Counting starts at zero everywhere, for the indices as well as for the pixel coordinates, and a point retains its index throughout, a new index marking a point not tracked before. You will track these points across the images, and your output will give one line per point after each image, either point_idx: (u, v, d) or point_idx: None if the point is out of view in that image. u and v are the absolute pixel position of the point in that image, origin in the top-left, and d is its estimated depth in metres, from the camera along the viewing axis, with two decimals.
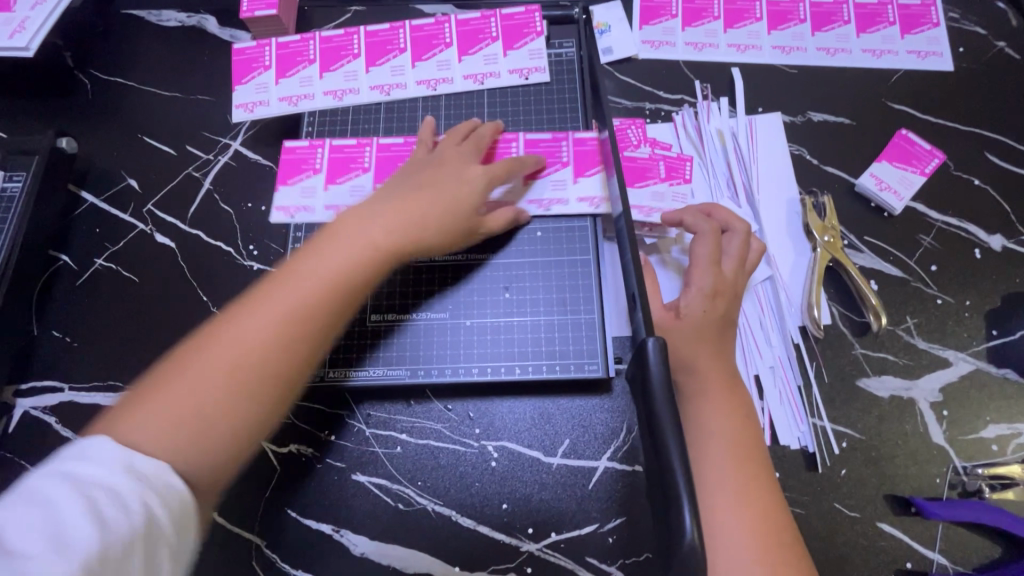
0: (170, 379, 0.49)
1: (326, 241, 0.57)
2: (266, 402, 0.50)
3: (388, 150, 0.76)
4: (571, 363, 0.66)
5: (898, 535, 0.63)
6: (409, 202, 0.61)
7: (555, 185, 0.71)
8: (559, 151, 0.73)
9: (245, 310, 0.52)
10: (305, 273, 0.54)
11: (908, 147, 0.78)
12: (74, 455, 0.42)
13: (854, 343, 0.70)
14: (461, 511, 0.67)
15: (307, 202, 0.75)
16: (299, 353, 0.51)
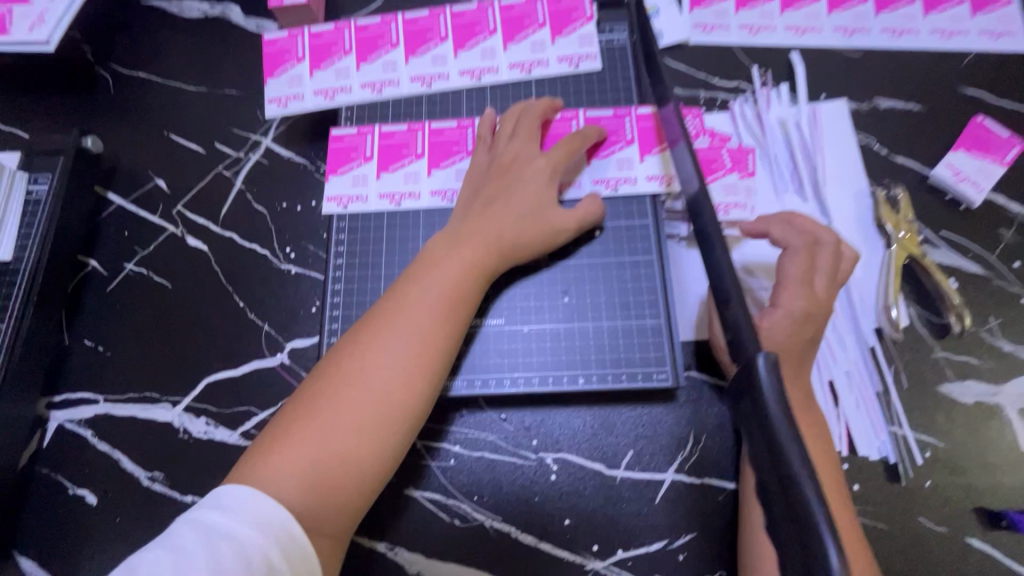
0: (303, 424, 0.54)
1: (419, 276, 0.60)
2: (395, 427, 0.56)
3: (441, 135, 0.74)
4: (638, 371, 0.62)
5: (989, 550, 0.59)
6: (485, 219, 0.63)
7: (620, 163, 0.69)
8: (622, 128, 0.70)
9: (365, 353, 0.56)
10: (406, 308, 0.58)
11: (986, 134, 0.73)
12: (210, 504, 0.49)
13: (934, 345, 0.65)
14: (522, 527, 0.63)
15: (360, 191, 0.73)
16: (416, 383, 0.56)
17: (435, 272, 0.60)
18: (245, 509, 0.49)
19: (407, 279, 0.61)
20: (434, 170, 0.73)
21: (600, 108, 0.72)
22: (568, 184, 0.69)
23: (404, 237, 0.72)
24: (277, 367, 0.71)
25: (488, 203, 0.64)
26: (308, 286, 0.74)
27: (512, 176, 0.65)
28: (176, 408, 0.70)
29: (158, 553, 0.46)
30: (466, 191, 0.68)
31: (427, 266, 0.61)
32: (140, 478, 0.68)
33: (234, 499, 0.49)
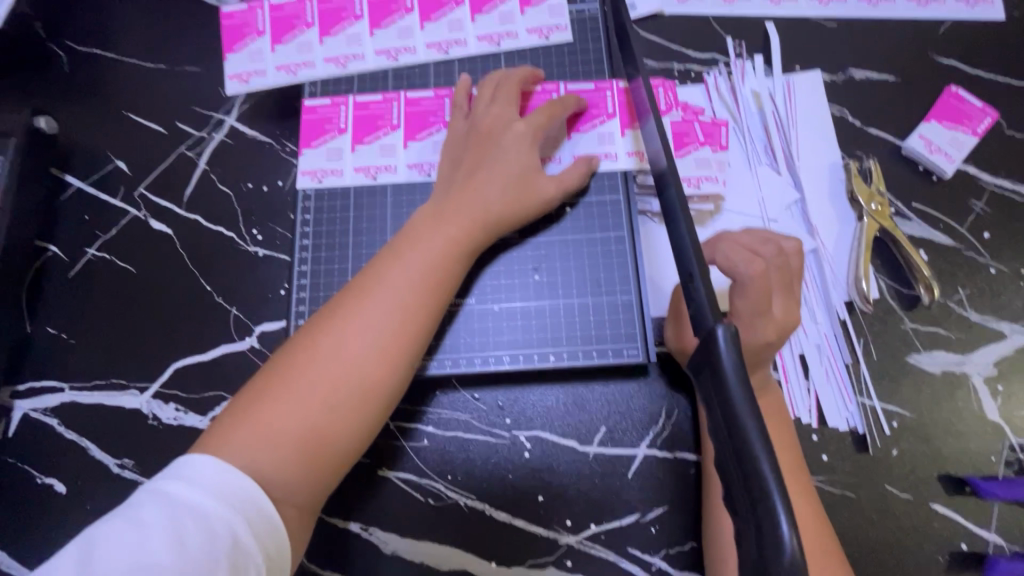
0: (279, 392, 0.55)
1: (401, 250, 0.60)
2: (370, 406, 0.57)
3: (417, 104, 0.72)
4: (609, 348, 0.62)
5: (953, 516, 0.60)
6: (467, 193, 0.62)
7: (601, 137, 0.68)
8: (604, 102, 0.69)
9: (342, 326, 0.57)
10: (388, 283, 0.58)
11: (959, 105, 0.72)
12: (177, 476, 0.49)
13: (903, 316, 0.66)
14: (495, 504, 0.63)
15: (334, 164, 0.71)
16: (393, 359, 0.57)
17: (415, 250, 0.60)
18: (214, 484, 0.49)
19: (387, 255, 0.60)
20: (410, 141, 0.71)
21: (581, 81, 0.70)
22: (548, 158, 0.68)
23: (371, 215, 0.69)
24: (246, 351, 0.70)
25: (470, 174, 0.63)
26: (276, 269, 0.72)
27: (493, 143, 0.64)
28: (144, 395, 0.69)
29: (118, 525, 0.46)
30: (446, 163, 0.66)
31: (408, 244, 0.60)
32: (109, 465, 0.67)
33: (204, 471, 0.49)
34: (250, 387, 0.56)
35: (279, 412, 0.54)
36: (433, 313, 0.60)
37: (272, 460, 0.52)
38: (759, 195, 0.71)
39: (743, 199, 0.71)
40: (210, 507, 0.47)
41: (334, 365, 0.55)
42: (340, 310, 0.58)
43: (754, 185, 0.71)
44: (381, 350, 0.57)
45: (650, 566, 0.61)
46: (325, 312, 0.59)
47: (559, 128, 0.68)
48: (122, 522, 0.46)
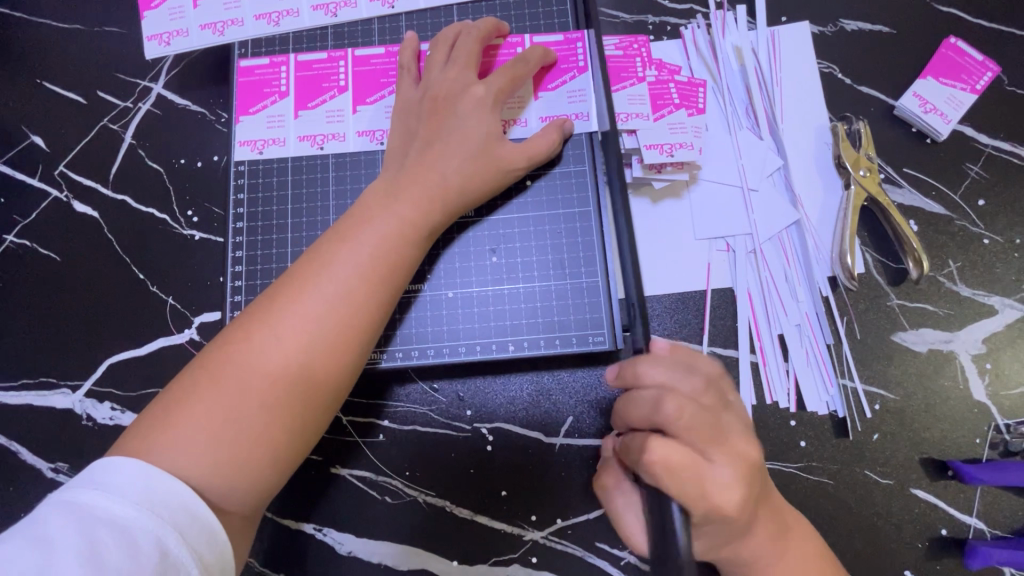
0: (203, 394, 0.46)
1: (350, 227, 0.52)
2: (316, 403, 0.49)
3: (367, 64, 0.64)
4: (573, 336, 0.57)
5: (933, 500, 0.58)
6: (422, 165, 0.55)
7: (572, 95, 0.61)
8: (574, 55, 0.62)
9: (279, 315, 0.48)
10: (335, 263, 0.50)
11: (957, 59, 0.66)
12: (92, 483, 0.41)
13: (888, 292, 0.61)
14: (457, 501, 0.60)
15: (276, 133, 0.63)
16: (342, 349, 0.49)
17: (369, 226, 0.52)
18: (137, 491, 0.41)
19: (335, 233, 0.52)
20: (359, 106, 0.63)
21: (549, 32, 0.63)
22: (510, 121, 0.61)
23: (310, 193, 0.62)
24: (185, 344, 0.65)
25: (424, 145, 0.56)
26: (214, 254, 0.66)
27: (450, 112, 0.56)
28: (76, 394, 0.64)
29: (18, 543, 0.38)
30: (397, 132, 0.59)
31: (360, 220, 0.53)
32: (43, 470, 0.62)
33: (124, 477, 0.41)
34: (173, 389, 0.47)
35: (204, 416, 0.45)
36: (391, 298, 0.52)
37: (206, 469, 0.44)
38: (738, 162, 0.65)
39: (720, 168, 0.65)
40: (132, 517, 0.40)
41: (275, 355, 0.47)
42: (280, 294, 0.49)
43: (732, 152, 0.65)
44: (331, 337, 0.49)
45: (619, 560, 0.59)
46: (263, 299, 0.50)
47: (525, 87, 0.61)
48: (23, 540, 0.38)
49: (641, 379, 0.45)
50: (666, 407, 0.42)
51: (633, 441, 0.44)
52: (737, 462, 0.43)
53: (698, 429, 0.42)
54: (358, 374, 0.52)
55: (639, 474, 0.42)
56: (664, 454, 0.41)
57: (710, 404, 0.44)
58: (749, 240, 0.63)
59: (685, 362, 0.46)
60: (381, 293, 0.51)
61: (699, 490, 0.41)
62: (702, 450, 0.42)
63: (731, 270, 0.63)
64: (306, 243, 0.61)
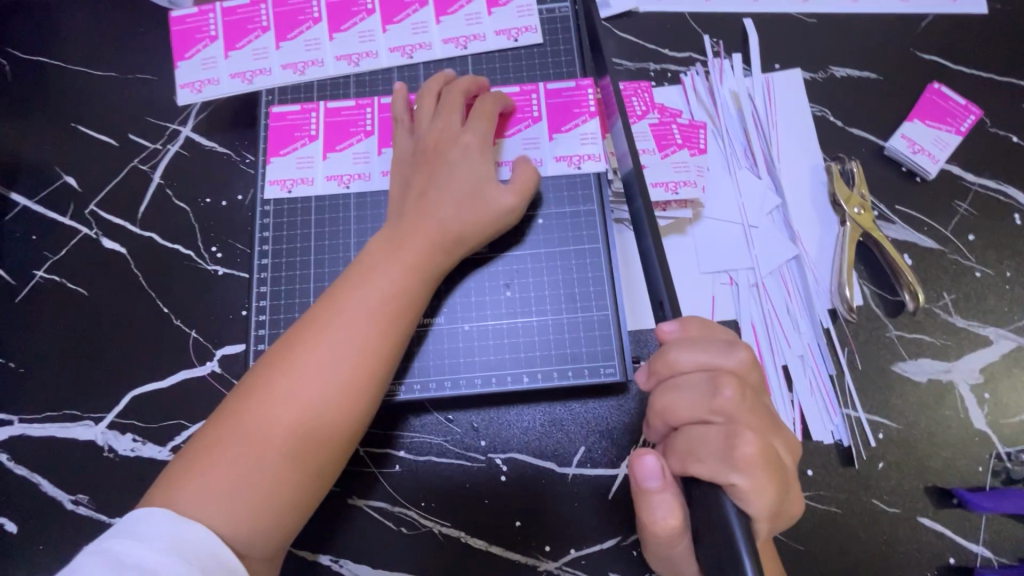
0: (224, 441, 0.48)
1: (359, 274, 0.55)
2: (334, 443, 0.51)
3: (392, 110, 0.68)
4: (586, 367, 0.60)
5: (940, 528, 0.59)
6: (427, 212, 0.58)
7: (526, 143, 0.64)
8: (585, 100, 0.65)
9: (294, 360, 0.51)
10: (346, 311, 0.53)
11: (942, 103, 0.70)
12: (125, 533, 0.43)
13: (887, 323, 0.64)
14: (472, 532, 0.61)
15: (305, 173, 0.67)
16: (357, 392, 0.51)
17: (378, 273, 0.55)
18: (168, 539, 0.42)
19: (346, 281, 0.55)
20: (385, 148, 0.67)
21: (563, 78, 0.67)
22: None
23: (332, 231, 0.65)
24: (207, 376, 0.67)
25: (423, 194, 0.59)
26: (236, 288, 0.69)
27: (444, 160, 0.60)
28: (99, 426, 0.66)
29: None
30: (396, 179, 0.62)
31: (369, 268, 0.55)
32: (64, 502, 0.64)
33: (156, 527, 0.43)
34: (196, 439, 0.49)
35: (227, 463, 0.47)
36: (401, 339, 0.55)
37: (231, 513, 0.46)
38: (739, 200, 0.68)
39: (722, 206, 0.68)
40: (163, 565, 0.41)
41: (293, 399, 0.49)
42: (296, 339, 0.52)
43: (733, 191, 0.68)
44: (347, 380, 0.51)
45: None
46: (278, 346, 0.52)
47: (541, 131, 0.65)
48: None
49: (685, 368, 0.44)
50: (728, 390, 0.42)
51: (696, 435, 0.42)
52: (788, 443, 0.44)
53: (760, 411, 0.43)
54: (371, 412, 0.54)
55: (727, 472, 0.40)
56: (756, 445, 0.40)
57: (756, 381, 0.44)
58: (751, 273, 0.66)
59: (716, 336, 0.45)
60: (393, 336, 0.54)
61: (781, 477, 0.42)
62: (766, 433, 0.42)
63: (735, 303, 0.65)
64: (329, 278, 0.64)
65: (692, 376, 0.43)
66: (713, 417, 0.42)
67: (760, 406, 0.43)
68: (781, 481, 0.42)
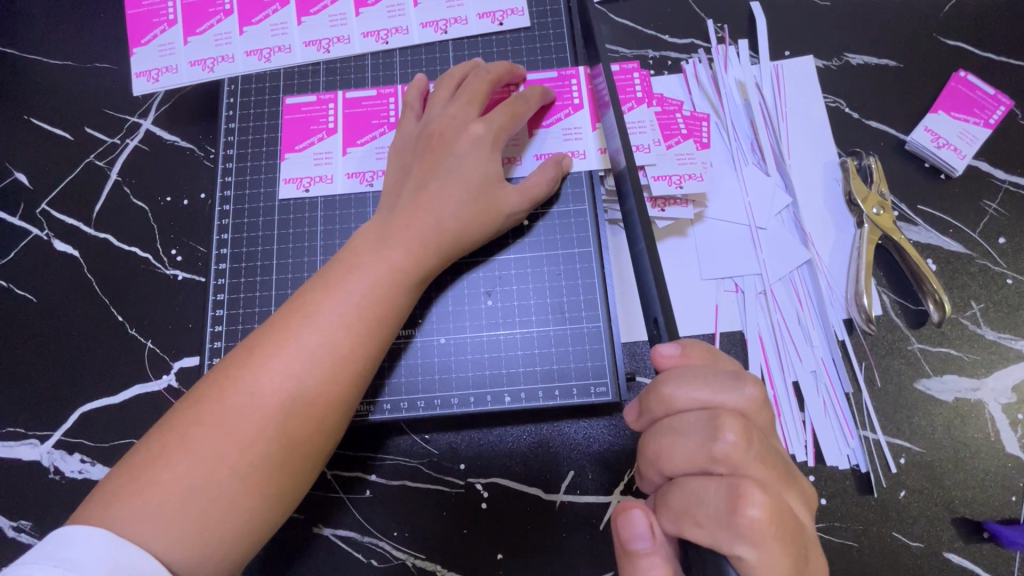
0: (171, 453, 0.42)
1: (334, 272, 0.49)
2: (296, 461, 0.45)
3: (358, 105, 0.62)
4: (574, 386, 0.54)
5: (969, 565, 0.53)
6: (412, 208, 0.52)
7: (567, 133, 0.59)
8: (569, 92, 0.60)
9: (257, 367, 0.45)
10: (318, 313, 0.47)
11: (969, 93, 0.64)
12: (52, 557, 0.37)
13: (909, 336, 0.58)
14: (449, 565, 0.55)
15: (323, 170, 0.61)
16: (327, 405, 0.46)
17: (358, 273, 0.49)
18: (99, 566, 0.37)
19: (321, 280, 0.49)
20: (350, 147, 0.61)
21: (542, 70, 0.61)
22: (512, 160, 0.59)
23: (297, 234, 0.60)
24: (162, 390, 0.61)
25: (421, 186, 0.53)
26: (196, 295, 0.63)
27: (446, 150, 0.54)
28: (45, 445, 0.60)
29: None
30: (394, 170, 0.56)
31: (346, 267, 0.50)
32: (4, 529, 0.58)
33: (88, 550, 0.37)
34: (141, 447, 0.44)
35: (171, 478, 0.41)
36: (379, 348, 0.49)
37: (171, 538, 0.40)
38: (745, 200, 0.62)
39: (726, 206, 0.62)
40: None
41: (251, 411, 0.44)
42: (260, 343, 0.46)
43: (738, 190, 0.62)
44: (314, 392, 0.45)
45: None
46: (241, 349, 0.47)
47: (563, 122, 0.59)
48: None
49: (682, 407, 0.38)
50: (731, 434, 0.36)
51: (696, 487, 0.36)
52: (802, 496, 0.38)
53: (768, 461, 0.37)
54: (342, 428, 0.48)
55: (731, 537, 0.34)
56: (765, 505, 0.34)
57: (764, 424, 0.39)
58: (758, 280, 0.60)
59: (724, 369, 0.40)
60: (369, 345, 0.48)
61: (797, 543, 0.36)
62: (776, 488, 0.36)
63: (740, 312, 0.59)
64: (291, 286, 0.58)
65: (692, 419, 0.38)
66: (714, 468, 0.36)
67: (767, 455, 0.37)
68: (798, 546, 0.36)
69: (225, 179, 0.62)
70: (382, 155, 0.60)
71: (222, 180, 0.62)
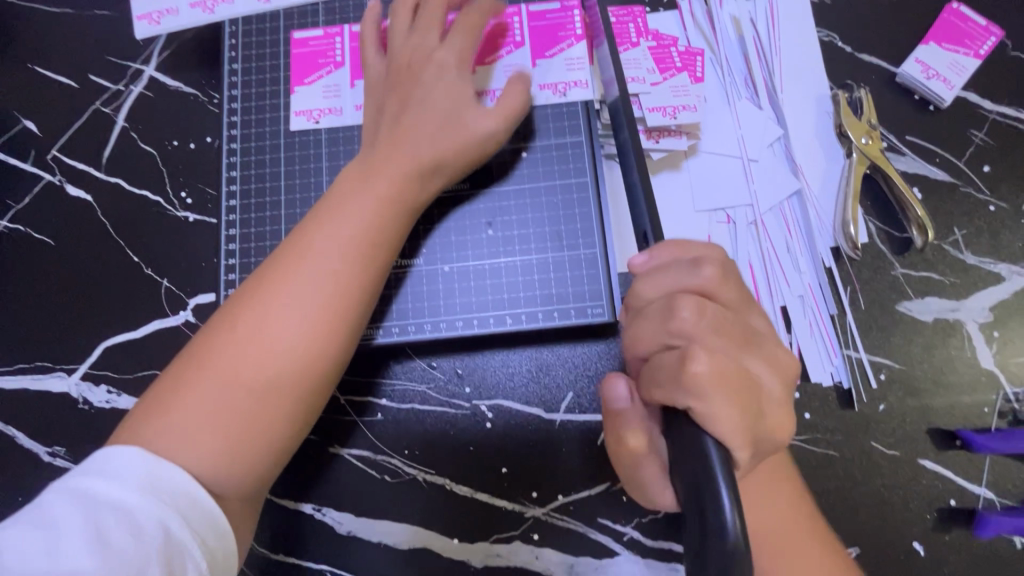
0: (198, 372, 0.46)
1: (340, 205, 0.52)
2: (314, 379, 0.48)
3: (305, 46, 0.64)
4: (572, 308, 0.57)
5: (941, 470, 0.57)
6: (415, 139, 0.54)
7: (569, 62, 0.60)
8: (570, 22, 0.61)
9: (271, 293, 0.48)
10: (326, 243, 0.50)
11: (960, 24, 0.65)
12: (92, 468, 0.42)
13: (893, 261, 0.60)
14: (457, 478, 0.59)
15: (333, 103, 0.62)
16: (339, 327, 0.49)
17: (365, 201, 0.51)
18: (132, 475, 0.41)
19: (328, 211, 0.51)
20: (357, 80, 0.62)
21: (542, 1, 0.62)
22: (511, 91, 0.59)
23: (305, 169, 0.62)
24: (180, 325, 0.64)
25: (425, 115, 0.55)
26: (206, 236, 0.66)
27: (448, 80, 0.55)
28: (72, 377, 0.64)
29: (23, 528, 0.39)
30: None
31: (355, 196, 0.52)
32: (40, 454, 0.62)
33: (119, 461, 0.41)
34: (164, 374, 0.47)
35: (201, 393, 0.45)
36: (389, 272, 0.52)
37: (206, 446, 0.44)
38: (738, 132, 0.63)
39: (720, 139, 0.64)
40: (133, 501, 0.40)
41: (268, 333, 0.47)
42: (273, 270, 0.49)
43: (732, 122, 0.64)
44: (327, 313, 0.48)
45: (621, 535, 0.58)
46: (249, 282, 0.50)
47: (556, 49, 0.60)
48: (28, 526, 0.39)
49: (644, 295, 0.42)
50: (683, 311, 0.39)
51: (656, 360, 0.40)
52: (768, 361, 0.41)
53: (723, 329, 0.39)
54: (354, 350, 0.51)
55: (679, 396, 0.37)
56: (711, 365, 0.37)
57: (728, 296, 0.41)
58: (749, 211, 0.62)
59: (688, 257, 0.42)
60: (377, 274, 0.51)
61: (751, 400, 0.38)
62: (732, 353, 0.39)
63: (731, 241, 0.62)
64: (300, 220, 0.61)
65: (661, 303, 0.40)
66: (671, 340, 0.39)
67: (727, 326, 0.39)
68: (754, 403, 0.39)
69: (231, 119, 0.64)
70: None
71: (229, 120, 0.63)
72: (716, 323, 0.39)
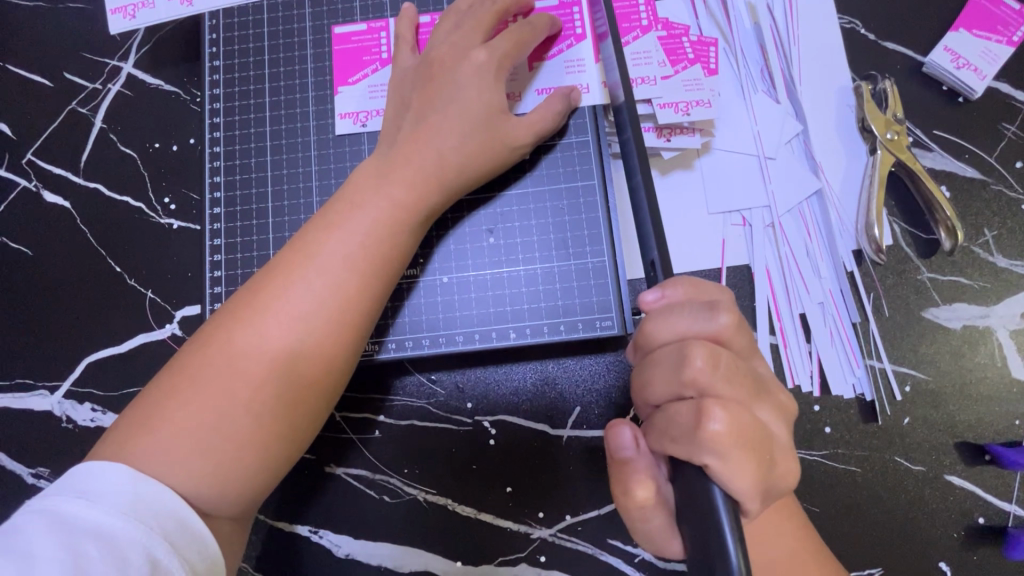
0: (182, 395, 0.42)
1: (334, 214, 0.48)
2: (306, 401, 0.45)
3: (347, 41, 0.59)
4: (579, 321, 0.53)
5: (968, 485, 0.54)
6: (411, 143, 0.50)
7: (570, 66, 0.56)
8: (572, 20, 0.57)
9: (262, 310, 0.44)
10: (320, 254, 0.46)
11: (991, 9, 0.60)
12: (74, 490, 0.38)
13: (919, 265, 0.57)
14: (459, 498, 0.56)
15: (378, 103, 0.58)
16: (335, 345, 0.46)
17: (360, 211, 0.48)
18: (121, 499, 0.38)
19: (322, 222, 0.48)
20: None
21: None
22: (514, 96, 0.56)
23: (292, 174, 0.58)
24: (167, 339, 0.61)
25: (420, 117, 0.51)
26: (191, 244, 0.62)
27: (443, 78, 0.51)
28: (55, 395, 0.61)
29: None
30: (392, 102, 0.54)
31: (347, 206, 0.48)
32: (23, 475, 0.59)
33: (105, 484, 0.38)
34: (150, 389, 0.44)
35: (184, 418, 0.42)
36: (384, 288, 0.48)
37: (190, 475, 0.41)
38: (754, 129, 0.60)
39: (735, 136, 0.60)
40: (118, 526, 0.37)
41: (257, 353, 0.43)
42: (264, 285, 0.45)
43: (747, 119, 0.60)
44: (322, 332, 0.45)
45: (632, 556, 0.55)
46: (244, 293, 0.46)
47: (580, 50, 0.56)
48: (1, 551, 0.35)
49: (657, 341, 0.38)
50: (697, 360, 0.36)
51: (670, 412, 0.36)
52: (777, 408, 0.38)
53: (738, 380, 0.36)
54: (351, 368, 0.48)
55: (697, 453, 0.34)
56: (728, 422, 0.34)
57: (740, 343, 0.38)
58: (766, 213, 0.59)
59: (702, 299, 0.39)
60: (375, 288, 0.47)
61: (768, 454, 0.36)
62: (746, 404, 0.36)
63: (747, 246, 0.58)
64: (289, 228, 0.57)
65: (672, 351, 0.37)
66: (685, 391, 0.36)
67: (739, 378, 0.36)
68: (770, 457, 0.36)
69: (213, 121, 0.60)
70: (376, 94, 0.58)
71: (211, 122, 0.60)
72: (731, 373, 0.36)
